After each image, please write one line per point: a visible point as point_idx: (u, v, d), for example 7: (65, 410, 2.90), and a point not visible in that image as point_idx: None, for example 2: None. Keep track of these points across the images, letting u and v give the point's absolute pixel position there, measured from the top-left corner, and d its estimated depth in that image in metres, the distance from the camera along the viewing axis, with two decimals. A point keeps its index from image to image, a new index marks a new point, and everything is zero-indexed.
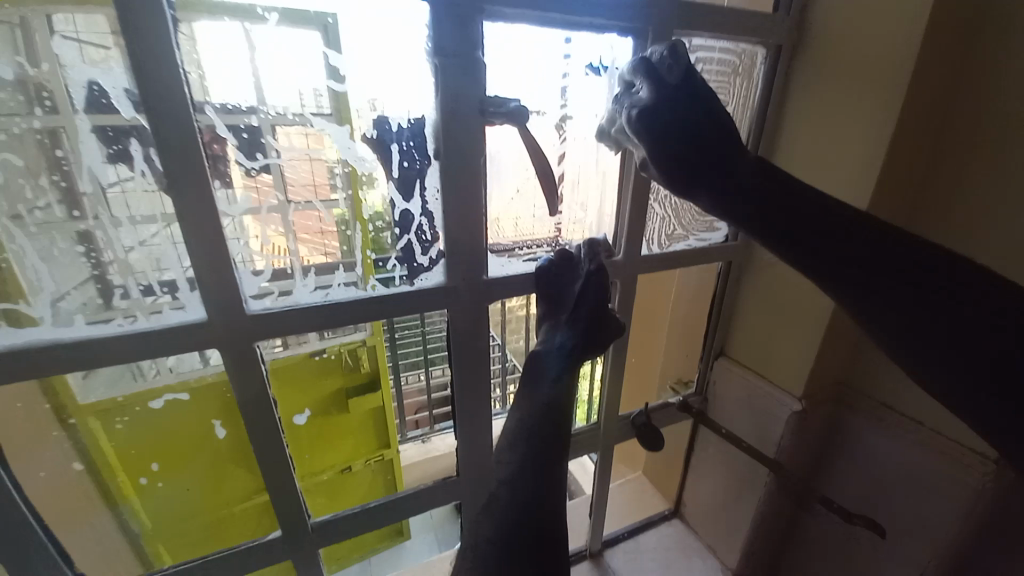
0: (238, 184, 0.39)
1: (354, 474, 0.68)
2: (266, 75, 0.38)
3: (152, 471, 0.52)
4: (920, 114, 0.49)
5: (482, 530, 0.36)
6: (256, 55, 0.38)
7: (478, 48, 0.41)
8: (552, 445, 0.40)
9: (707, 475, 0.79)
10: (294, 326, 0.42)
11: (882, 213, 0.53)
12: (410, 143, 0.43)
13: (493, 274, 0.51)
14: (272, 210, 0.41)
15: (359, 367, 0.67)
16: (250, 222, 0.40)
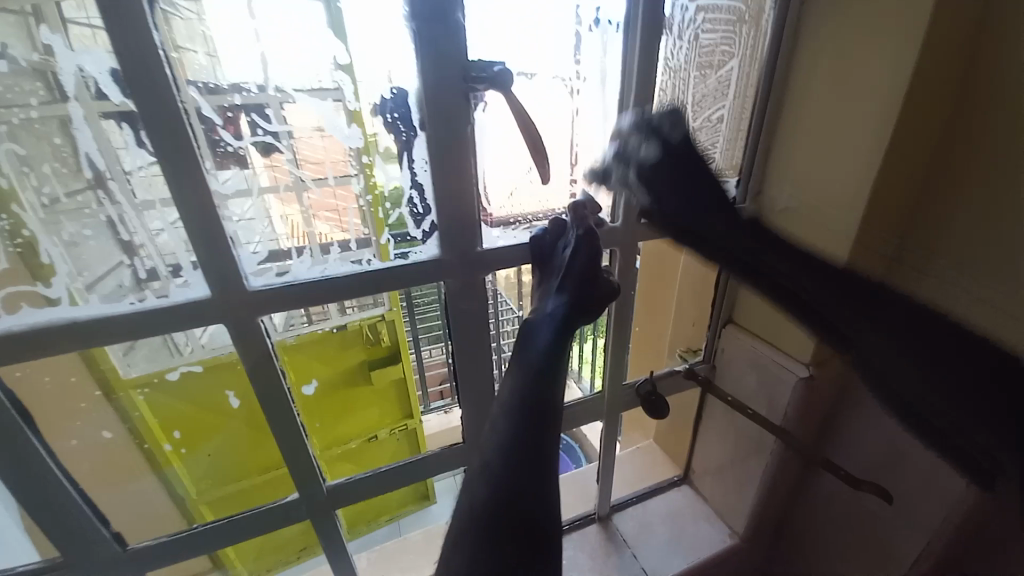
0: (257, 165, 0.41)
1: (379, 443, 0.76)
2: (270, 47, 0.39)
3: (176, 439, 0.56)
4: (942, 64, 0.45)
5: (475, 494, 0.38)
6: (258, 22, 0.38)
7: (457, 9, 0.39)
8: (543, 414, 0.41)
9: (715, 441, 0.79)
10: (293, 301, 0.44)
11: (897, 168, 0.50)
12: (395, 114, 0.43)
13: (488, 245, 0.51)
14: (289, 189, 0.43)
15: (379, 342, 0.66)
16: (274, 202, 0.43)
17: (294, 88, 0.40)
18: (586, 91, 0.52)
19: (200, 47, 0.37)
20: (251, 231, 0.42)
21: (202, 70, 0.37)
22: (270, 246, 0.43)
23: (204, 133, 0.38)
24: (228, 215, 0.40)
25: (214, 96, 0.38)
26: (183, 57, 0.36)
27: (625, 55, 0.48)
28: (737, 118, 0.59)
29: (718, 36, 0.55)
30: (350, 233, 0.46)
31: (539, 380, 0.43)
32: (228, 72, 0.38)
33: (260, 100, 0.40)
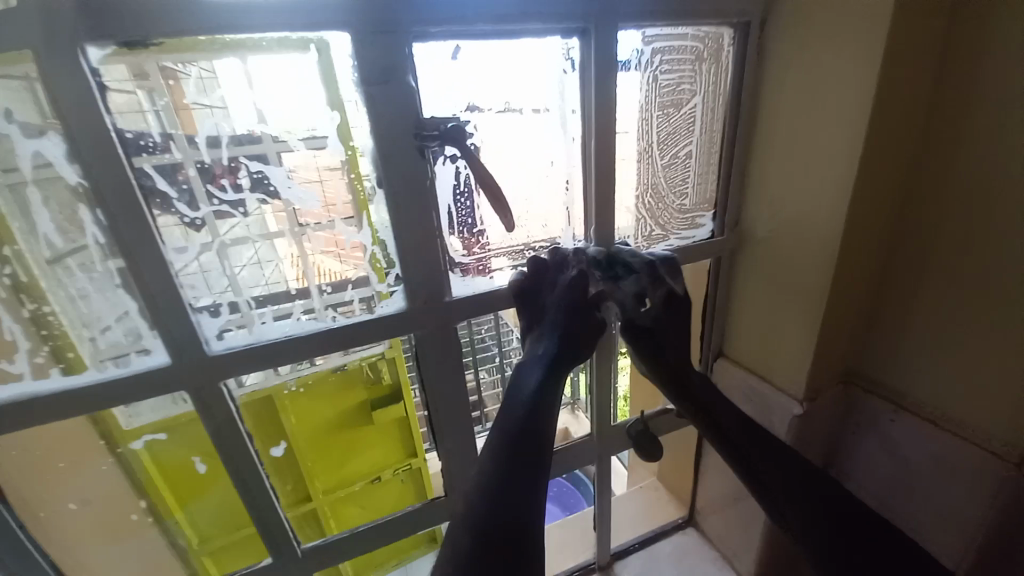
0: (256, 210, 0.42)
1: (384, 483, 0.64)
2: (268, 99, 0.40)
3: (141, 508, 0.51)
4: (906, 96, 0.45)
5: (458, 542, 0.36)
6: (255, 81, 0.39)
7: (408, 73, 0.40)
8: (532, 457, 0.41)
9: (715, 477, 0.76)
10: (258, 362, 0.44)
11: (872, 196, 0.49)
12: (350, 172, 0.43)
13: (457, 293, 0.51)
14: (286, 235, 0.44)
15: (381, 380, 0.58)
16: (283, 244, 0.44)
17: (245, 155, 0.41)
18: (546, 136, 0.51)
19: (216, 101, 0.39)
20: (259, 274, 0.44)
21: (215, 122, 0.39)
22: (245, 297, 0.44)
23: (204, 186, 0.40)
24: (232, 265, 0.43)
25: (214, 149, 0.40)
26: (194, 112, 0.39)
27: (584, 100, 0.48)
28: (706, 152, 0.59)
29: (676, 76, 0.54)
30: (307, 281, 0.46)
31: (529, 421, 0.43)
32: (237, 123, 0.40)
33: (260, 150, 0.41)
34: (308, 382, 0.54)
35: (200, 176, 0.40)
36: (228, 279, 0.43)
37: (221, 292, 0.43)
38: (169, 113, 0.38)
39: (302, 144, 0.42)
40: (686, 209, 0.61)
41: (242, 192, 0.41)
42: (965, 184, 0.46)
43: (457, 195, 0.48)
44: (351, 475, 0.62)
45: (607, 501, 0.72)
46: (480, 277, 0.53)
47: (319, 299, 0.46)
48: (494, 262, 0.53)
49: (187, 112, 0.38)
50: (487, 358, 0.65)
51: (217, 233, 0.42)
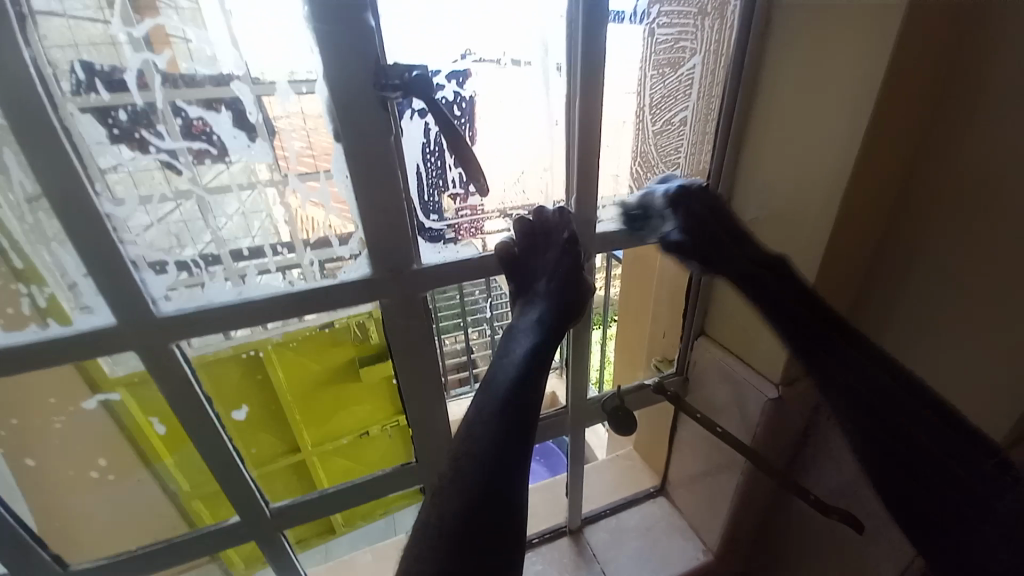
0: (235, 157, 0.40)
1: (370, 440, 0.60)
2: (245, 37, 0.36)
3: (100, 466, 0.51)
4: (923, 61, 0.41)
5: (447, 509, 0.36)
6: (234, 20, 0.35)
7: (366, 12, 0.36)
8: (522, 423, 0.40)
9: (688, 452, 0.77)
10: (212, 324, 0.42)
11: (872, 173, 0.45)
12: (305, 126, 0.40)
13: (427, 261, 0.48)
14: (271, 184, 0.41)
15: (368, 341, 0.53)
16: (272, 195, 0.41)
17: (184, 100, 0.37)
18: (526, 93, 0.47)
19: (200, 35, 0.35)
20: (247, 227, 0.42)
21: (200, 59, 0.36)
22: (229, 249, 0.42)
23: (182, 130, 0.37)
24: (215, 215, 0.41)
25: (194, 89, 0.37)
26: (176, 48, 0.35)
27: (570, 53, 0.44)
28: (702, 119, 0.54)
29: (676, 31, 0.50)
30: (261, 240, 0.42)
31: (517, 388, 0.41)
32: (221, 60, 0.36)
33: (236, 92, 0.37)
34: (283, 340, 0.50)
35: (175, 119, 0.37)
36: (212, 231, 0.41)
37: (205, 244, 0.41)
38: (143, 44, 0.35)
39: (248, 87, 0.38)
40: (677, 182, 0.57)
41: (188, 143, 0.38)
42: (982, 162, 0.42)
43: (427, 153, 0.44)
44: (337, 430, 0.59)
45: (578, 470, 0.73)
46: (471, 241, 0.51)
47: (304, 251, 0.44)
48: (486, 224, 0.51)
49: (164, 45, 0.35)
50: (479, 319, 0.64)
51: (163, 185, 0.39)
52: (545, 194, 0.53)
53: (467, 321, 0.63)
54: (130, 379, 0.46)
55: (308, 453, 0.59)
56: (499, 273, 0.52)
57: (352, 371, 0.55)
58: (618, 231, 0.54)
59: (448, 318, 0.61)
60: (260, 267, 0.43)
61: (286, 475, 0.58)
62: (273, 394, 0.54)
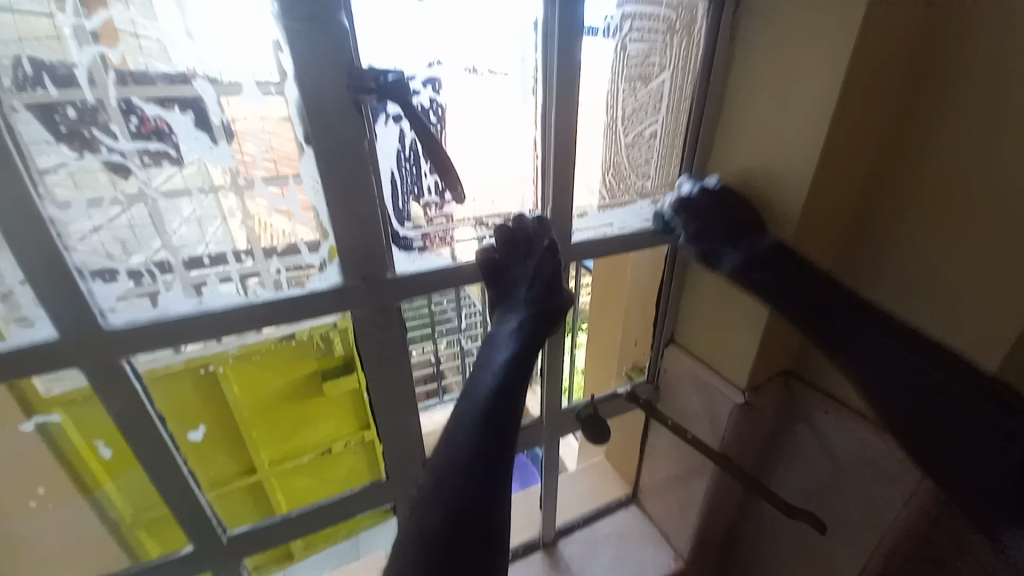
0: (189, 160, 0.37)
1: (335, 458, 0.57)
2: (213, 35, 0.35)
3: (39, 495, 0.46)
4: (875, 86, 0.45)
5: (431, 517, 0.35)
6: (189, 16, 0.34)
7: (341, 14, 0.35)
8: (505, 431, 0.39)
9: (659, 460, 0.78)
10: (168, 337, 0.40)
11: (830, 182, 0.49)
12: (273, 129, 0.38)
13: (401, 270, 0.47)
14: (234, 189, 0.39)
15: (331, 353, 0.51)
16: (232, 200, 0.39)
17: (142, 98, 0.34)
18: (503, 102, 0.47)
19: (152, 30, 0.33)
20: (200, 233, 0.39)
21: (154, 56, 0.34)
22: (181, 257, 0.39)
23: (129, 130, 0.35)
24: (168, 219, 0.38)
25: (144, 87, 0.34)
26: (126, 43, 0.33)
27: (546, 65, 0.45)
28: (670, 133, 0.56)
29: (645, 47, 0.51)
30: (218, 247, 0.40)
31: (499, 396, 0.41)
32: (173, 56, 0.34)
33: (193, 92, 0.35)
34: (242, 353, 0.47)
35: (121, 118, 0.34)
36: (161, 239, 0.38)
37: (155, 251, 0.38)
38: (88, 38, 0.32)
39: (213, 86, 0.36)
40: (647, 191, 0.59)
41: (139, 143, 0.35)
42: (932, 177, 0.47)
43: (402, 161, 0.43)
44: (299, 448, 0.55)
45: (554, 481, 0.72)
46: (442, 250, 0.49)
47: (261, 260, 0.41)
48: (456, 232, 0.50)
49: (113, 41, 0.33)
50: (447, 328, 0.62)
51: (114, 186, 0.36)
52: (518, 203, 0.53)
53: (437, 331, 0.61)
54: (72, 396, 0.42)
55: (264, 472, 0.54)
56: (478, 281, 0.51)
57: (315, 385, 0.53)
58: (590, 240, 0.55)
59: (420, 329, 0.58)
60: (220, 274, 0.41)
61: (244, 496, 0.54)
62: (227, 412, 0.49)
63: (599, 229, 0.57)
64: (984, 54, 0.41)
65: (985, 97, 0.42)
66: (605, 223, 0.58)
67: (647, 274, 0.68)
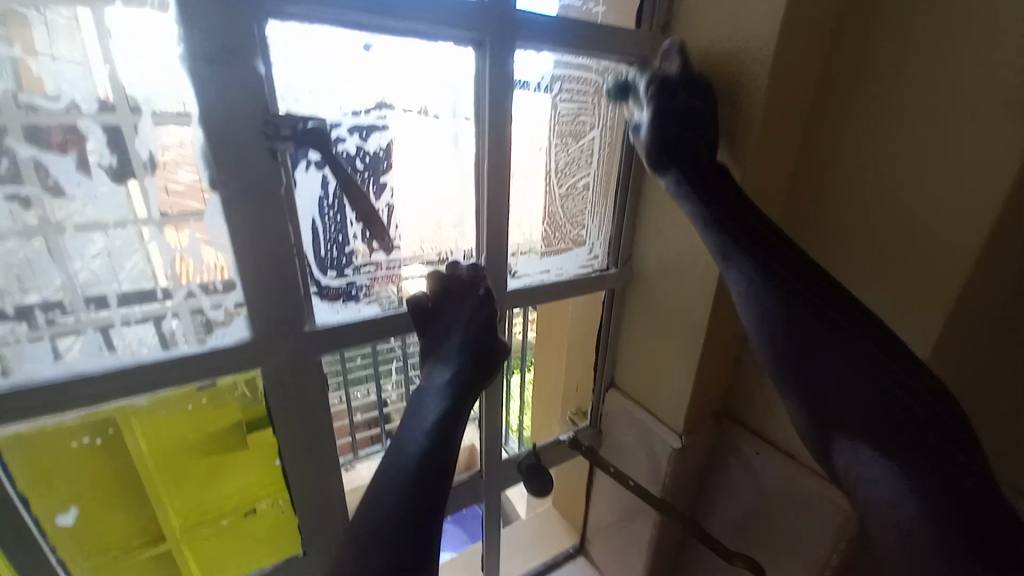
0: (75, 198, 0.33)
1: (256, 521, 0.49)
2: (126, 69, 0.32)
3: None
4: (785, 130, 0.50)
5: None
6: (114, 47, 0.32)
7: (254, 59, 0.33)
8: (429, 498, 0.35)
9: (602, 505, 0.76)
10: (28, 402, 0.34)
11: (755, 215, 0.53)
12: (173, 172, 0.35)
13: (321, 320, 0.44)
14: (120, 236, 0.35)
15: (255, 404, 0.44)
16: (152, 234, 0.36)
17: (15, 136, 0.31)
18: (434, 147, 0.46)
19: (76, 54, 0.31)
20: (113, 269, 0.36)
21: (74, 81, 0.32)
22: (85, 296, 0.35)
23: (37, 153, 0.32)
24: (74, 255, 0.34)
25: (51, 115, 0.31)
26: (42, 66, 0.31)
27: (479, 114, 0.46)
28: (602, 184, 0.59)
29: (576, 106, 0.54)
30: (128, 287, 0.36)
31: (429, 452, 0.37)
32: (98, 86, 0.32)
33: (116, 120, 0.33)
34: (149, 406, 0.40)
35: (26, 140, 0.31)
36: (63, 277, 0.34)
37: (54, 290, 0.34)
38: (9, 63, 0.30)
39: (100, 128, 0.33)
40: (583, 241, 0.61)
41: (7, 188, 0.31)
42: (834, 218, 0.52)
43: (324, 207, 0.41)
44: (214, 512, 0.47)
45: (495, 536, 0.68)
46: (388, 288, 0.48)
47: (184, 298, 0.38)
48: (404, 269, 0.49)
49: (29, 68, 0.30)
50: (393, 368, 0.58)
51: (4, 220, 0.32)
52: (452, 246, 0.51)
53: (381, 371, 0.57)
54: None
55: (175, 543, 0.46)
56: (408, 330, 0.49)
57: (235, 441, 0.45)
58: (526, 286, 0.55)
59: (359, 368, 0.54)
60: (122, 319, 0.36)
61: (148, 572, 0.46)
62: (130, 476, 0.42)
63: (536, 276, 0.57)
64: (881, 108, 0.47)
65: (868, 160, 0.48)
66: (542, 267, 0.58)
67: (586, 317, 0.68)
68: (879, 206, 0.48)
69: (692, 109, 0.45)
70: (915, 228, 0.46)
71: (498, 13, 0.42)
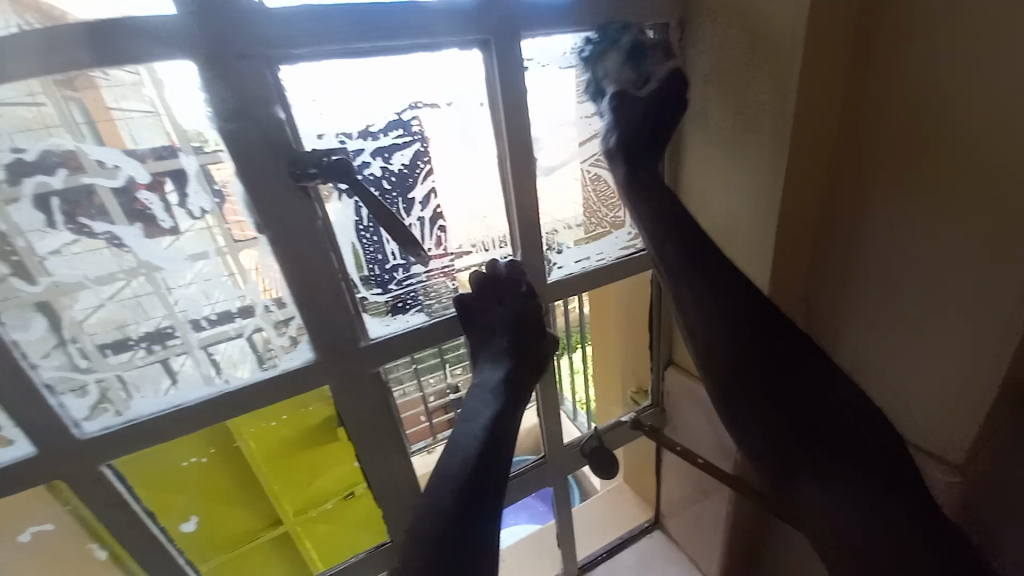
0: (141, 254, 0.37)
1: (357, 501, 0.55)
2: (180, 109, 0.34)
3: None
4: (833, 72, 0.42)
5: None
6: (167, 92, 0.34)
7: (273, 105, 0.35)
8: (485, 487, 0.37)
9: (675, 482, 0.75)
10: (141, 438, 0.40)
11: (804, 179, 0.46)
12: (225, 218, 0.38)
13: (375, 335, 0.46)
14: (194, 280, 0.40)
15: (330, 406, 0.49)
16: (221, 272, 0.40)
17: (89, 217, 0.35)
18: (453, 154, 0.46)
19: (143, 105, 0.34)
20: (205, 296, 0.40)
21: (145, 129, 0.35)
22: (185, 323, 0.40)
23: (124, 209, 0.36)
24: (171, 290, 0.39)
25: (106, 170, 0.35)
26: (117, 122, 0.34)
27: (494, 114, 0.45)
28: None
29: None
30: (224, 307, 0.41)
31: (482, 451, 0.39)
32: (162, 133, 0.35)
33: (178, 164, 0.36)
34: (263, 416, 0.47)
35: (117, 198, 0.35)
36: (165, 307, 0.39)
37: (162, 319, 0.40)
38: (92, 127, 0.33)
39: (157, 199, 0.36)
40: (622, 221, 0.59)
41: (101, 250, 0.36)
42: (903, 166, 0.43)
43: (360, 231, 0.43)
44: (321, 494, 0.53)
45: (567, 518, 0.70)
46: (446, 283, 0.51)
47: (264, 314, 0.42)
48: (460, 264, 0.51)
49: (111, 126, 0.34)
50: (459, 357, 0.58)
51: (112, 266, 0.37)
52: (490, 244, 0.52)
53: (448, 361, 0.58)
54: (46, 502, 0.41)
55: (291, 522, 0.53)
56: (457, 333, 0.50)
57: (322, 437, 0.50)
58: (569, 276, 0.54)
59: (427, 358, 0.55)
60: (218, 339, 0.42)
61: (272, 548, 0.54)
62: (250, 473, 0.49)
63: (576, 264, 0.56)
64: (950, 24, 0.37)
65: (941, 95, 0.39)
66: (581, 254, 0.57)
67: (638, 295, 0.67)
68: (951, 149, 0.39)
69: (666, 100, 0.47)
70: (991, 169, 0.37)
71: (499, 7, 0.41)
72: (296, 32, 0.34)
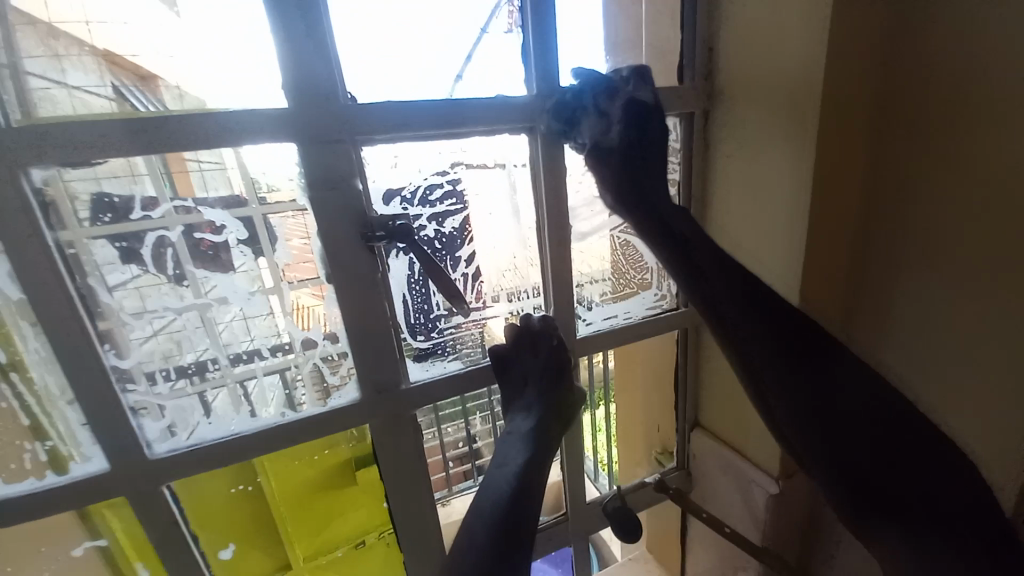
0: (203, 289, 0.43)
1: (365, 550, 0.56)
2: (250, 161, 0.41)
3: None
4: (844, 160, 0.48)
5: None
6: (241, 153, 0.40)
7: (353, 177, 0.42)
8: (518, 530, 0.38)
9: (702, 553, 0.72)
10: (203, 462, 0.44)
11: (821, 252, 0.50)
12: (297, 268, 0.44)
13: (415, 379, 0.50)
14: (267, 320, 0.45)
15: (365, 440, 0.52)
16: (287, 316, 0.45)
17: (188, 262, 0.42)
18: (497, 219, 0.52)
19: (213, 157, 0.40)
20: (246, 330, 0.45)
21: (214, 180, 0.40)
22: (225, 355, 0.45)
23: (190, 249, 0.41)
24: (216, 323, 0.44)
25: (193, 215, 0.41)
26: (191, 172, 0.39)
27: (536, 186, 0.51)
28: None
29: None
30: (257, 343, 0.45)
31: (516, 497, 0.40)
32: (234, 181, 0.41)
33: (247, 212, 0.42)
34: (307, 449, 0.50)
35: (185, 241, 0.41)
36: (210, 340, 0.44)
37: (202, 351, 0.44)
38: (165, 177, 0.39)
39: (244, 253, 0.43)
40: (648, 284, 0.63)
41: (176, 285, 0.42)
42: None
43: (412, 283, 0.48)
44: (331, 542, 0.55)
45: None
46: (476, 333, 0.54)
47: (299, 352, 0.46)
48: (491, 316, 0.55)
49: (183, 176, 0.39)
50: (480, 406, 0.61)
51: (166, 299, 0.42)
52: (524, 299, 0.56)
53: (469, 409, 0.60)
54: (102, 518, 0.45)
55: (298, 568, 0.54)
56: (490, 382, 0.53)
57: (350, 475, 0.53)
58: (596, 333, 0.58)
59: (450, 407, 0.57)
60: (251, 373, 0.46)
61: None
62: (283, 508, 0.51)
63: (604, 322, 0.60)
64: None
65: None
66: (607, 313, 0.61)
67: (662, 354, 0.69)
68: None
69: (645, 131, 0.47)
70: None
71: (547, 100, 0.48)
72: (381, 121, 0.42)
